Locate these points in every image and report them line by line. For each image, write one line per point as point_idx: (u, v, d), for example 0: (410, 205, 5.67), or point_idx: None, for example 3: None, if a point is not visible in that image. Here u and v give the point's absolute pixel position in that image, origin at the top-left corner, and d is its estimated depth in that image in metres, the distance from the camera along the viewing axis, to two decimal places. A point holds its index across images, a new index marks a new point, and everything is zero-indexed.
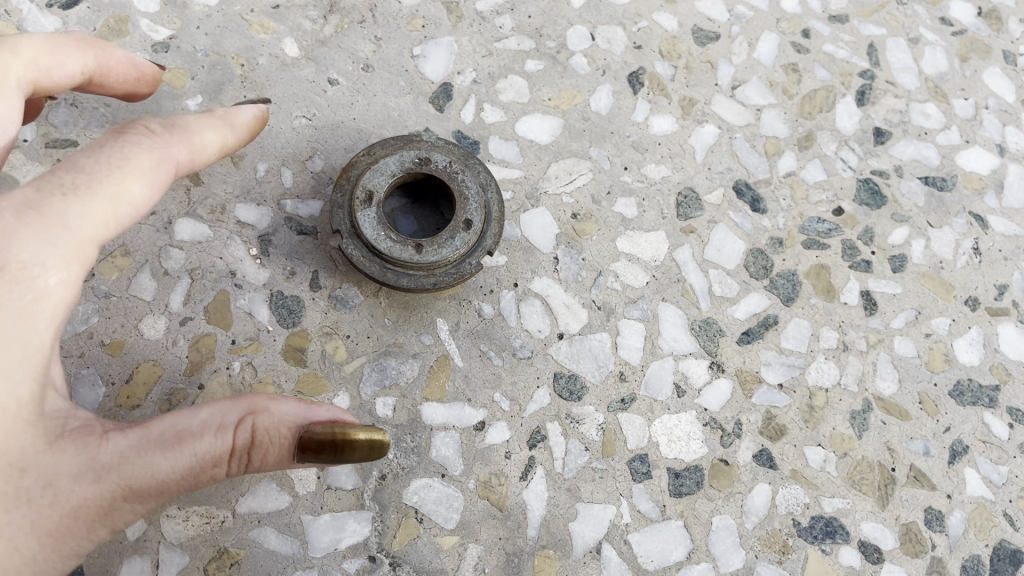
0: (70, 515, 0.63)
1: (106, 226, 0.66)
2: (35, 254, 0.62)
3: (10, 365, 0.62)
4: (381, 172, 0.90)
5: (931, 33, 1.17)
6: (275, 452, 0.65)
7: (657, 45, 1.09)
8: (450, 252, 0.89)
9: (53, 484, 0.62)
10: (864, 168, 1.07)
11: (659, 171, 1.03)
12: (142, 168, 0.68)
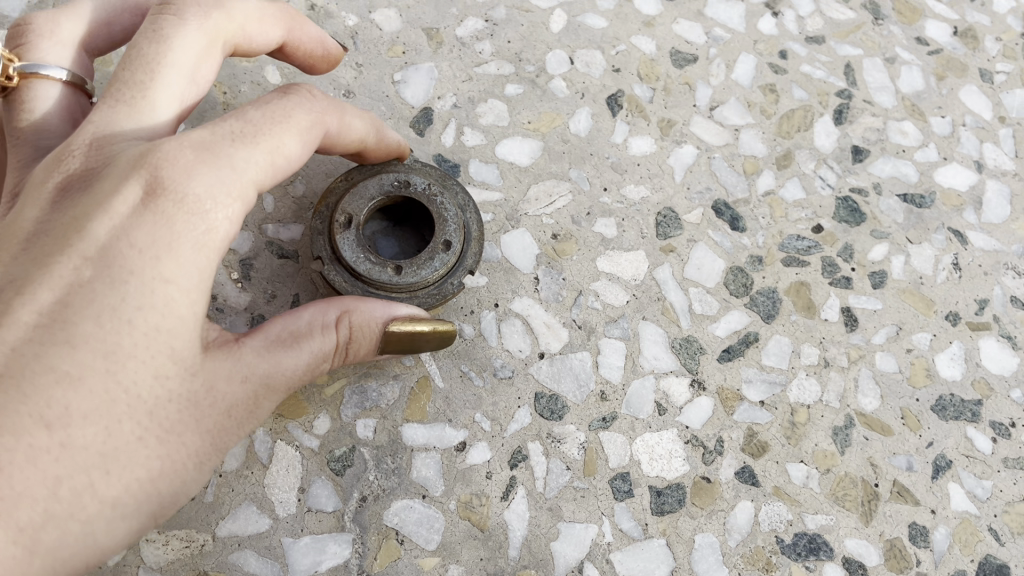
0: (218, 418, 0.68)
1: (264, 174, 0.68)
2: (208, 190, 0.65)
3: (194, 289, 0.65)
4: (360, 195, 0.90)
5: (907, 53, 1.18)
6: (361, 346, 0.75)
7: (636, 68, 1.11)
8: (428, 273, 0.89)
9: (206, 394, 0.67)
10: (843, 186, 1.08)
11: (638, 191, 1.04)
12: (303, 114, 0.72)
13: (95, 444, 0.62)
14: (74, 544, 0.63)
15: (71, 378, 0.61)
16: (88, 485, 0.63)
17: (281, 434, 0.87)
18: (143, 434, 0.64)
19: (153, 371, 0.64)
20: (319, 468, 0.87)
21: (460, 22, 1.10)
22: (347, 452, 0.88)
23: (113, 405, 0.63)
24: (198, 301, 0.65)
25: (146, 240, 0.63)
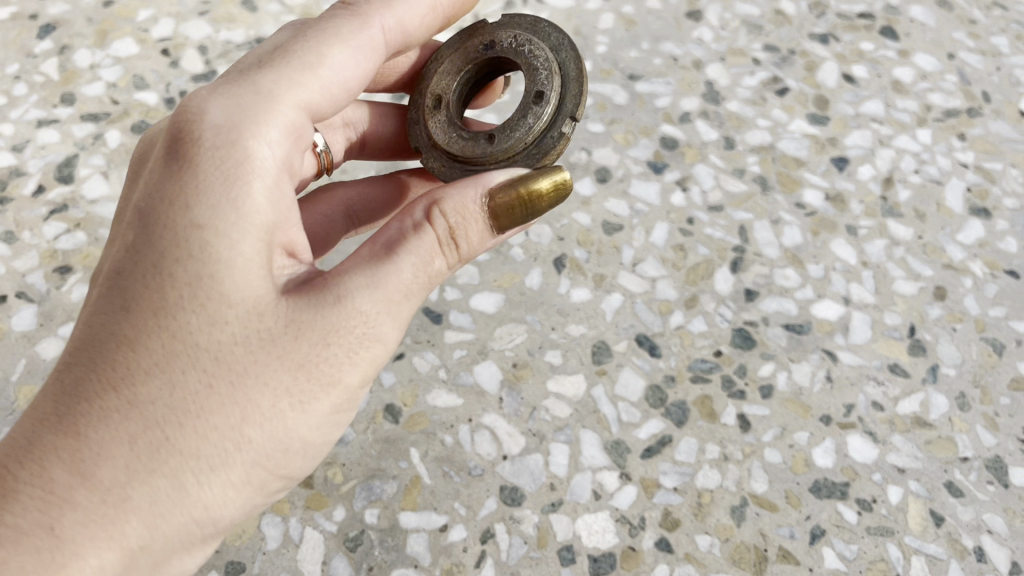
0: (295, 350, 0.87)
1: (301, 77, 0.94)
2: (229, 120, 0.88)
3: (231, 234, 0.85)
4: (448, 75, 1.17)
5: (788, 215, 1.53)
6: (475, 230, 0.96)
7: (575, 236, 1.46)
8: (523, 132, 1.08)
9: (279, 335, 0.86)
10: (738, 320, 1.41)
11: (578, 329, 1.37)
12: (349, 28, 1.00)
13: (161, 398, 0.83)
14: (169, 496, 0.83)
15: (131, 342, 0.84)
16: (164, 438, 0.83)
17: (309, 521, 1.18)
18: (212, 378, 0.84)
19: (208, 324, 0.85)
20: (337, 546, 1.17)
21: None
22: (358, 533, 1.18)
23: (174, 356, 0.84)
24: (258, 211, 0.86)
25: (179, 201, 0.85)
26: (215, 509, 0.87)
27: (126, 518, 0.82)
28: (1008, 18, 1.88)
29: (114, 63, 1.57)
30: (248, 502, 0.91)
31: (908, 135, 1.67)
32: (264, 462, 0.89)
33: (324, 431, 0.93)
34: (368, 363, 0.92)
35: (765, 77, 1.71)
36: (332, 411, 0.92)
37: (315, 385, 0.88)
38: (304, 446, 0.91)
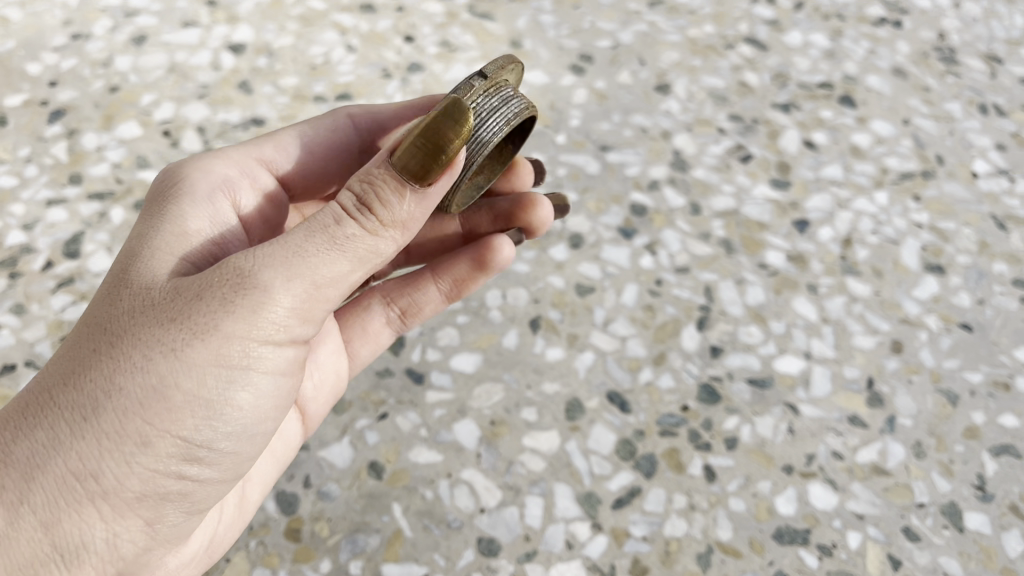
0: (167, 315, 1.02)
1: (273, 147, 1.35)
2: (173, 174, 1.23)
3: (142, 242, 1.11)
4: None
5: (752, 275, 1.62)
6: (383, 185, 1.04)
7: (550, 298, 1.55)
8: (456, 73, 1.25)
9: (158, 303, 1.03)
10: (704, 375, 1.49)
11: (552, 387, 1.45)
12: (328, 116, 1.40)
13: (58, 371, 1.03)
14: (43, 444, 0.99)
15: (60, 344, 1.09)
16: (49, 398, 1.01)
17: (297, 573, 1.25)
18: (93, 349, 1.02)
19: (105, 308, 1.06)
20: None
21: None
22: None
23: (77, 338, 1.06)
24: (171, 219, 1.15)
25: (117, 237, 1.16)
26: (85, 463, 0.99)
27: (7, 470, 0.98)
28: (961, 84, 1.99)
29: (120, 145, 1.68)
30: (131, 462, 1.01)
31: (865, 197, 1.76)
32: (140, 417, 1.00)
33: (207, 385, 1.03)
34: (245, 319, 1.02)
35: (729, 145, 1.81)
36: (213, 370, 1.03)
37: (188, 335, 1.01)
38: (185, 399, 1.02)
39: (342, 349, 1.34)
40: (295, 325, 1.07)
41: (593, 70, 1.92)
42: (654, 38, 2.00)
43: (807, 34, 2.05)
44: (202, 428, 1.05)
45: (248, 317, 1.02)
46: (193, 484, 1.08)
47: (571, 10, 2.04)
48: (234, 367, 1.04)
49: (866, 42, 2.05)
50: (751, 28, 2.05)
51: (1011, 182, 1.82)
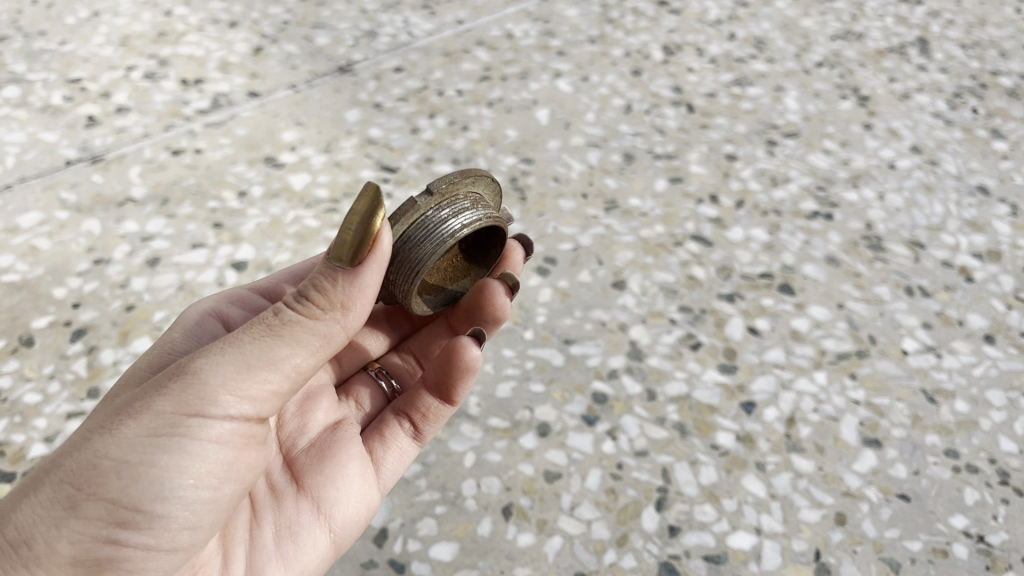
0: (117, 410, 1.26)
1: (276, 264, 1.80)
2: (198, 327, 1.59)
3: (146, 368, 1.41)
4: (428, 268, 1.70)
5: (705, 455, 1.78)
6: (323, 277, 1.24)
7: (521, 484, 1.71)
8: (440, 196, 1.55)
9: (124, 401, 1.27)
10: (663, 553, 1.62)
11: (523, 571, 1.58)
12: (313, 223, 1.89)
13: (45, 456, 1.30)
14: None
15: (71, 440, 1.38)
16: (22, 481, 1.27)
17: None
18: (66, 445, 1.28)
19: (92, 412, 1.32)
20: None
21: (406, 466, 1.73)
22: None
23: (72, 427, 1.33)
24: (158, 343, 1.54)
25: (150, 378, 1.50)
26: (23, 531, 1.22)
27: None
28: (888, 269, 2.22)
29: (133, 358, 1.88)
30: (59, 531, 1.22)
31: (806, 377, 1.94)
32: (74, 489, 1.22)
33: (133, 453, 1.22)
34: (169, 398, 1.24)
35: (681, 335, 2.02)
36: (140, 445, 1.23)
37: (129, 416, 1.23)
38: (112, 465, 1.22)
39: (370, 461, 1.59)
40: (216, 401, 1.25)
41: (557, 271, 2.16)
42: (611, 239, 2.25)
43: (748, 229, 2.30)
44: (128, 496, 1.23)
45: (173, 396, 1.24)
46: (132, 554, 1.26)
47: (536, 216, 2.30)
48: (156, 441, 1.23)
49: (802, 234, 2.29)
50: (697, 227, 2.30)
51: (938, 358, 2.01)
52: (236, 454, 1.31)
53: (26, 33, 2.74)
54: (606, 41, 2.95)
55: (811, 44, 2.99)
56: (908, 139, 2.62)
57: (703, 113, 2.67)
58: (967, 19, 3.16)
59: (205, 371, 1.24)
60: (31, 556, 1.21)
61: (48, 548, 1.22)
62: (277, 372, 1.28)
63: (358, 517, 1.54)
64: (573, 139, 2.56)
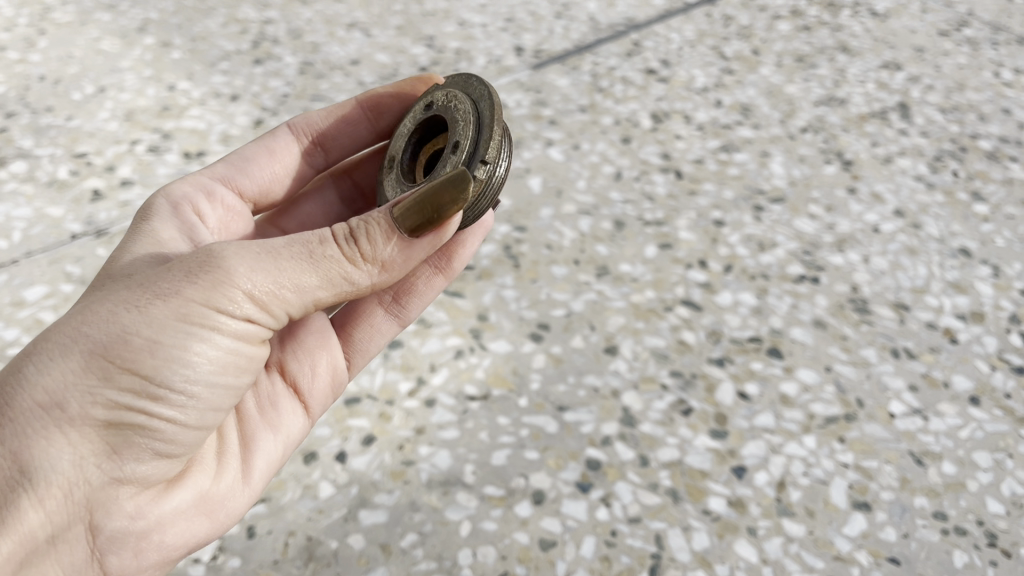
0: (151, 295, 1.51)
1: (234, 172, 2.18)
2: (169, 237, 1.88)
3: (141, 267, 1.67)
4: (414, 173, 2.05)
5: (697, 521, 1.81)
6: (378, 228, 1.59)
7: (516, 552, 1.73)
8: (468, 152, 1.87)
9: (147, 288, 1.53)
10: None
11: None
12: (273, 138, 2.25)
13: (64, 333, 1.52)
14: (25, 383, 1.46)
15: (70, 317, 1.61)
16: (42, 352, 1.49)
17: None
18: (94, 316, 1.51)
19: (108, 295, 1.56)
20: None
21: (403, 536, 1.75)
22: None
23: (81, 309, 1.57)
24: (146, 234, 1.85)
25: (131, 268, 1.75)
26: (60, 394, 1.46)
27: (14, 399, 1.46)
28: (874, 331, 2.27)
29: None
30: (94, 394, 1.47)
31: (795, 441, 1.98)
32: (114, 361, 1.48)
33: (165, 334, 1.50)
34: (201, 287, 1.52)
35: (672, 400, 2.06)
36: (176, 329, 1.51)
37: (157, 302, 1.50)
38: (147, 344, 1.49)
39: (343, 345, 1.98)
40: (243, 304, 1.55)
41: (550, 337, 2.21)
42: (602, 305, 2.31)
43: (736, 294, 2.35)
44: (160, 372, 1.51)
45: (205, 288, 1.52)
46: (158, 426, 1.54)
47: (529, 283, 2.36)
48: (188, 331, 1.52)
49: (789, 298, 2.35)
50: (686, 291, 2.36)
51: (925, 420, 2.05)
52: (249, 347, 1.64)
53: (33, 109, 2.83)
54: (596, 110, 3.05)
55: (796, 110, 3.08)
56: (891, 203, 2.69)
57: (692, 180, 2.75)
58: (947, 83, 3.26)
59: (238, 271, 1.52)
60: (70, 416, 1.46)
61: (85, 410, 1.47)
62: (301, 294, 1.59)
63: (330, 394, 1.93)
64: (565, 206, 2.63)
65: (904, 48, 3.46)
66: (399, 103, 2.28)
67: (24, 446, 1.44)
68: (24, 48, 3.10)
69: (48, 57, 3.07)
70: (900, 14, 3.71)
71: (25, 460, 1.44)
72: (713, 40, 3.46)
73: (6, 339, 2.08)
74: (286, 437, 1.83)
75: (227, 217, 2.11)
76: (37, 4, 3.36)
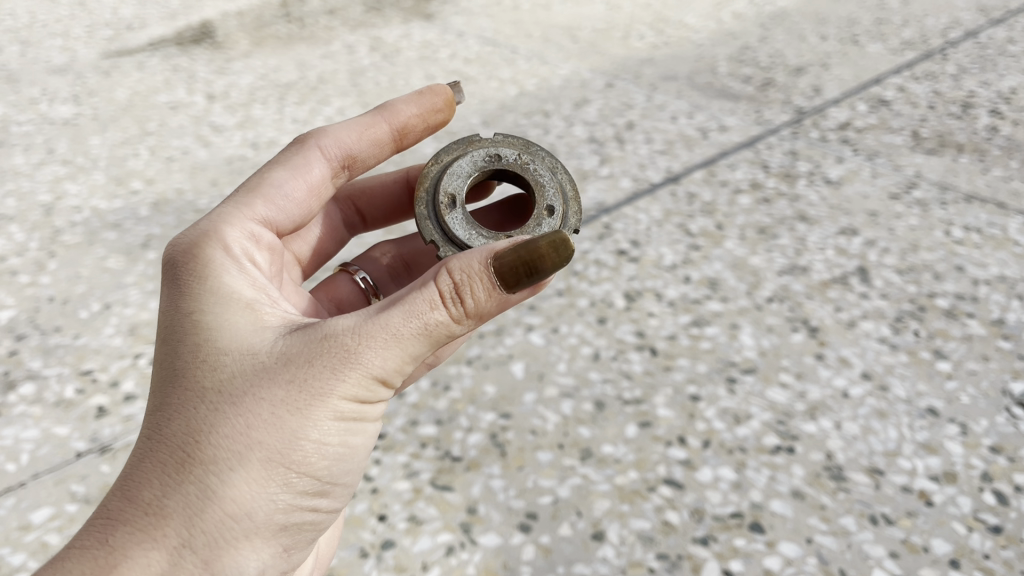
0: (306, 395, 1.76)
1: (268, 203, 2.24)
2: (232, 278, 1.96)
3: (251, 333, 1.84)
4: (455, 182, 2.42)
5: None
6: (481, 283, 1.80)
7: None
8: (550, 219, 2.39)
9: (296, 387, 1.76)
10: None
11: None
12: (306, 165, 2.34)
13: (221, 441, 1.72)
14: (203, 494, 1.69)
15: (195, 401, 1.75)
16: (208, 462, 1.71)
17: None
18: (255, 420, 1.74)
19: (248, 390, 1.76)
20: None
21: None
22: None
23: (218, 402, 1.75)
24: (214, 285, 1.92)
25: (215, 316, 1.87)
26: (244, 506, 1.74)
27: (197, 515, 1.68)
28: (851, 498, 2.35)
29: None
30: (272, 500, 1.79)
31: None
32: (283, 465, 1.79)
33: (324, 437, 1.83)
34: (350, 382, 1.78)
35: None
36: (329, 424, 1.82)
37: (313, 403, 1.77)
38: (310, 444, 1.81)
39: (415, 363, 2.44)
40: (377, 385, 1.84)
41: (538, 525, 2.28)
42: (587, 488, 2.39)
43: (715, 469, 2.44)
44: (320, 464, 1.86)
45: (351, 383, 1.78)
46: (303, 514, 1.90)
47: (516, 471, 2.45)
48: (337, 425, 1.84)
49: (766, 470, 2.43)
50: (668, 469, 2.45)
51: None
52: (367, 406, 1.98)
53: (42, 330, 3.00)
54: (572, 293, 3.23)
55: (760, 280, 3.26)
56: (858, 366, 2.82)
57: (666, 356, 2.89)
58: (901, 245, 3.46)
59: (377, 361, 1.79)
60: (250, 522, 1.76)
61: (258, 515, 1.77)
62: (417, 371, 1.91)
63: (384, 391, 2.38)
64: (547, 390, 2.75)
65: (858, 214, 3.69)
66: (422, 123, 2.52)
67: (217, 555, 1.72)
68: (35, 271, 3.32)
69: (58, 278, 3.27)
70: (852, 180, 3.96)
71: (218, 568, 1.72)
72: (679, 217, 3.70)
73: (13, 564, 2.15)
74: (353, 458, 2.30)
75: (272, 254, 2.22)
76: (48, 226, 3.61)
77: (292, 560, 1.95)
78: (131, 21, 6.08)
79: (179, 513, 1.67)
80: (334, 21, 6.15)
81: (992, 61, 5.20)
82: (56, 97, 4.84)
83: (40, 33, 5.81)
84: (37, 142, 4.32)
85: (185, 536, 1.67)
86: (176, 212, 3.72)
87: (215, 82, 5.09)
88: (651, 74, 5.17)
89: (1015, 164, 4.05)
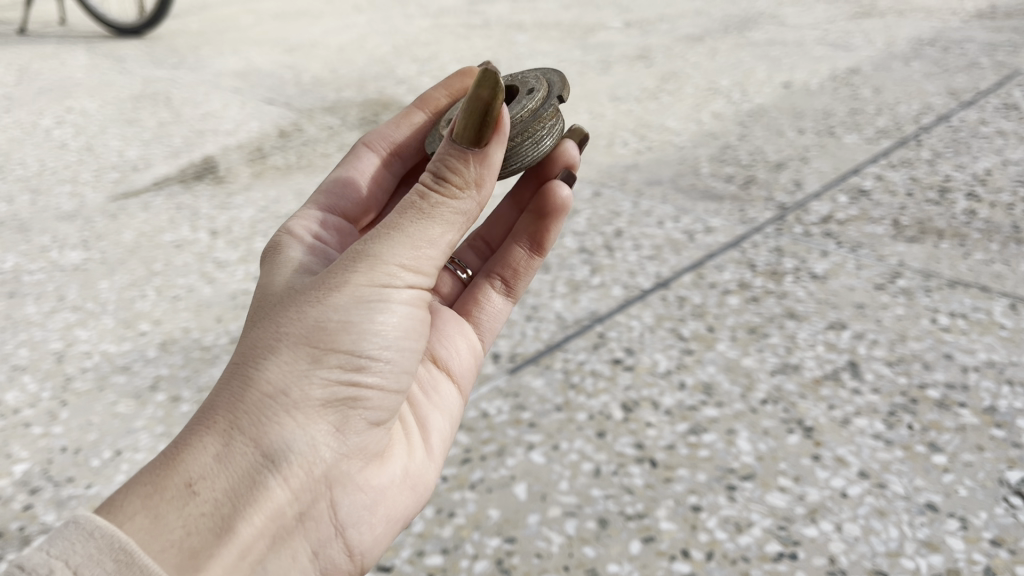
0: (323, 289, 2.22)
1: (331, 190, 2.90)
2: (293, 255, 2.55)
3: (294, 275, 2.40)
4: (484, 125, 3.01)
5: None
6: (449, 159, 2.14)
7: None
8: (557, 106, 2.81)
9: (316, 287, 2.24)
10: None
11: None
12: (360, 159, 2.98)
13: (258, 342, 2.20)
14: (243, 383, 2.15)
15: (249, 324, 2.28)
16: (245, 360, 2.19)
17: None
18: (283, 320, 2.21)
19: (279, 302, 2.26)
20: None
21: None
22: None
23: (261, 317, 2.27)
24: (285, 256, 2.53)
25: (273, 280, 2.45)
26: (280, 387, 2.15)
27: (241, 400, 2.13)
28: None
29: None
30: (305, 381, 2.19)
31: None
32: (311, 345, 2.20)
33: (347, 323, 2.23)
34: (359, 272, 2.21)
35: None
36: (348, 309, 2.22)
37: (327, 296, 2.22)
38: (336, 327, 2.21)
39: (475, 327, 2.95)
40: (389, 276, 2.23)
41: None
42: None
43: None
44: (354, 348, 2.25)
45: (360, 272, 2.21)
46: (346, 395, 2.27)
47: None
48: (361, 306, 2.23)
49: None
50: None
51: None
52: (413, 311, 2.37)
53: (55, 481, 3.07)
54: (570, 407, 3.29)
55: (754, 382, 3.33)
56: (854, 465, 2.86)
57: (666, 467, 2.94)
58: (889, 336, 3.54)
59: (385, 251, 2.21)
60: (290, 400, 2.16)
61: (296, 394, 2.17)
62: (432, 249, 2.25)
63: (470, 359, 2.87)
64: (551, 510, 2.80)
65: (846, 307, 3.78)
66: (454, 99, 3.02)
67: (266, 430, 2.12)
68: (48, 421, 3.41)
69: (70, 427, 3.36)
70: (838, 273, 4.07)
71: (270, 443, 2.12)
72: (670, 323, 3.79)
73: None
74: (449, 415, 2.72)
75: (342, 235, 2.82)
76: (59, 374, 3.73)
77: (356, 445, 2.31)
78: (135, 163, 6.33)
79: (227, 401, 2.13)
80: (330, 149, 6.41)
81: (965, 144, 5.37)
82: (66, 244, 5.02)
83: (49, 180, 6.06)
84: (48, 290, 4.48)
85: (232, 419, 2.11)
86: (183, 351, 3.84)
87: (218, 218, 5.29)
88: (636, 181, 5.36)
89: (996, 247, 4.16)
